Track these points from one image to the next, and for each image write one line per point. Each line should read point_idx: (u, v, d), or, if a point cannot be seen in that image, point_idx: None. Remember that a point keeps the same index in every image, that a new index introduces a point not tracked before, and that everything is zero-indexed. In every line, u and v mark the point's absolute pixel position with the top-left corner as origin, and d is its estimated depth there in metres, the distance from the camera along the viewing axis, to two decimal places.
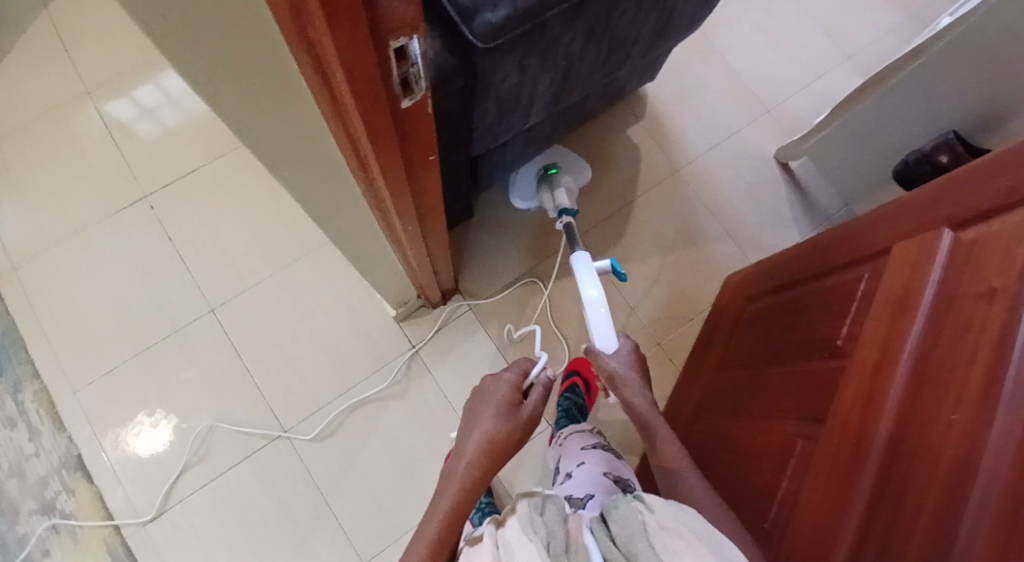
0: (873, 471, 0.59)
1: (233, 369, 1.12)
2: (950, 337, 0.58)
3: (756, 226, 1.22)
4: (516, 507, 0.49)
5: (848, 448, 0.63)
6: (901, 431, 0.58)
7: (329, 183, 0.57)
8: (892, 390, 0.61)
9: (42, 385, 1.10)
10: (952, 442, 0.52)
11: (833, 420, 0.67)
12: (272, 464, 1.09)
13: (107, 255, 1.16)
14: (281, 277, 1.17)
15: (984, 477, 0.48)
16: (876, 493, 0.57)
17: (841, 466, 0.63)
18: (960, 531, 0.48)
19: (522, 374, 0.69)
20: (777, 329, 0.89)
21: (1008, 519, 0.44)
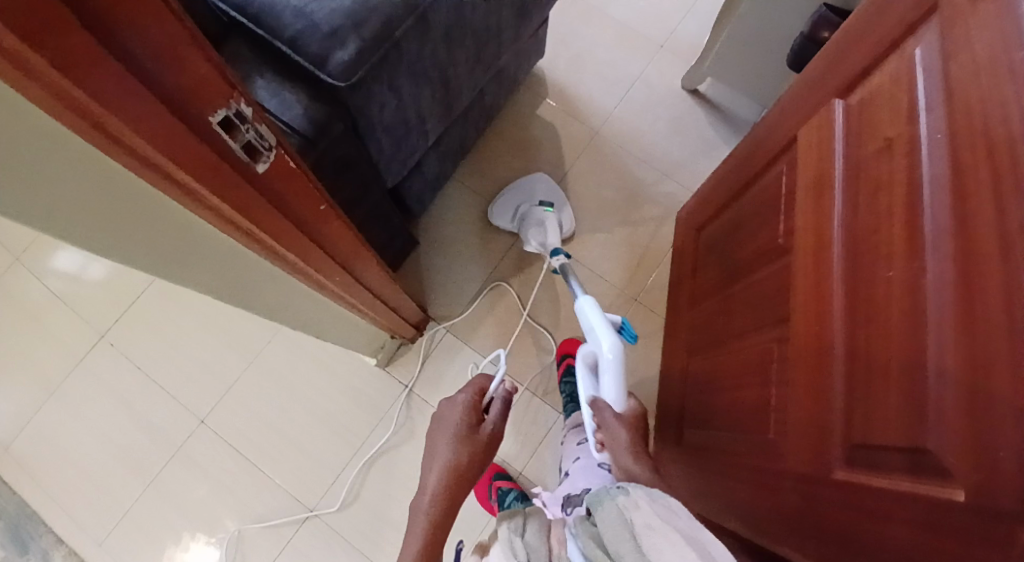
0: (839, 352, 0.58)
1: (242, 469, 1.12)
2: (869, 200, 0.58)
3: (688, 158, 1.23)
4: (503, 531, 0.64)
5: (813, 338, 0.63)
6: (853, 304, 0.57)
7: (233, 268, 0.57)
8: (835, 269, 0.61)
9: (67, 547, 1.10)
10: (896, 299, 0.52)
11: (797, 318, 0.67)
12: (311, 545, 1.09)
13: (89, 404, 1.16)
14: (259, 367, 1.17)
15: (932, 321, 0.48)
16: (848, 372, 0.57)
17: (809, 358, 0.62)
18: (927, 380, 0.47)
19: (477, 393, 0.75)
20: (729, 248, 0.89)
21: (964, 355, 0.44)
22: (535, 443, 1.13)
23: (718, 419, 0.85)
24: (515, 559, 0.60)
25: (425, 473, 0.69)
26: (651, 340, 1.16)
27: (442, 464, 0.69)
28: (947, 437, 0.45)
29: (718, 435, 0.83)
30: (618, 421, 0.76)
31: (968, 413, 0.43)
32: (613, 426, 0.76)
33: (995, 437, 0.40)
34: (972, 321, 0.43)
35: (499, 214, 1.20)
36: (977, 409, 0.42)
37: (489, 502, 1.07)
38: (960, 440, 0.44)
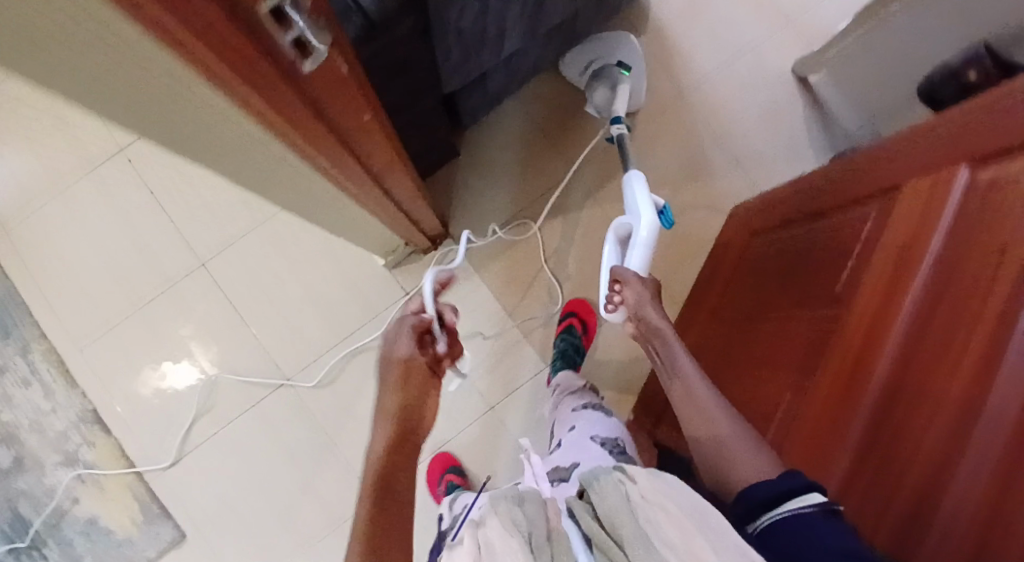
0: (854, 440, 0.55)
1: (229, 319, 1.13)
2: (955, 308, 0.51)
3: (772, 152, 1.10)
4: (495, 507, 0.53)
5: (826, 434, 0.59)
6: (882, 427, 0.53)
7: (254, 163, 0.51)
8: (877, 370, 0.56)
9: (49, 345, 1.13)
10: (938, 423, 0.48)
11: (815, 392, 0.63)
12: (278, 412, 1.12)
13: (93, 214, 1.15)
14: (265, 230, 1.13)
15: (965, 467, 0.45)
16: (857, 460, 0.55)
17: (807, 456, 0.60)
18: (938, 514, 0.46)
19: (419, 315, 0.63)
20: (777, 275, 0.82)
21: (987, 518, 0.43)
22: (510, 386, 1.13)
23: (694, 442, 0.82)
24: (512, 529, 0.50)
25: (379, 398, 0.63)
26: None
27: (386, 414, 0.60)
28: None
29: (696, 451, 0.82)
30: (642, 282, 0.74)
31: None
32: (631, 284, 0.74)
33: None
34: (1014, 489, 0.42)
35: (569, 65, 1.08)
36: None
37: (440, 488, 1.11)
38: None
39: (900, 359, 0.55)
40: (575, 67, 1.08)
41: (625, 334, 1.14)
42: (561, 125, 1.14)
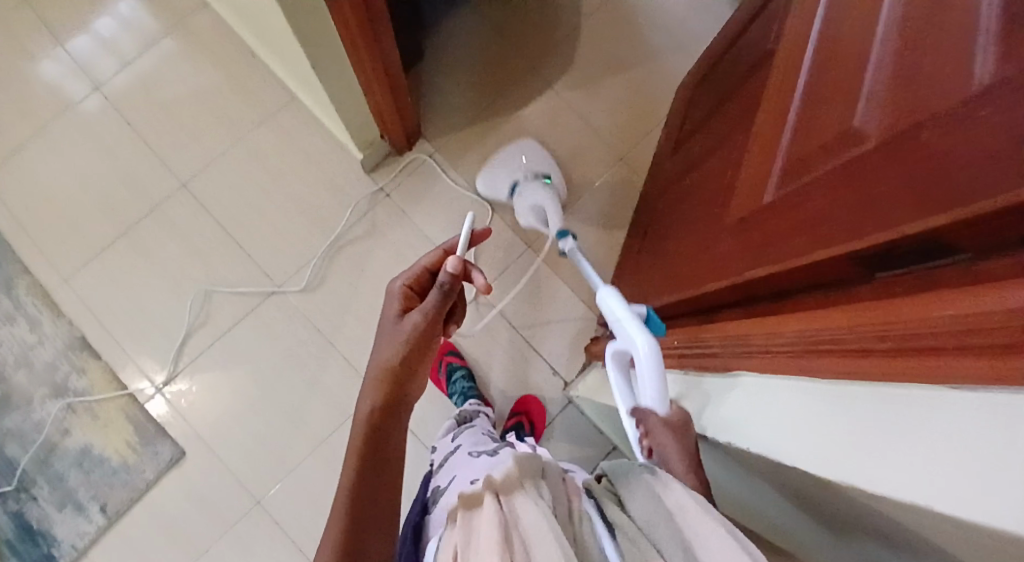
0: (799, 102, 0.60)
1: (217, 234, 1.16)
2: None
3: (698, 34, 1.26)
4: (523, 471, 0.53)
5: (773, 129, 0.64)
6: (811, 86, 0.58)
7: None
8: (807, 54, 0.62)
9: (32, 278, 1.13)
10: (858, 36, 0.52)
11: (765, 106, 0.68)
12: (274, 318, 1.15)
13: (73, 152, 1.18)
14: (245, 147, 1.19)
15: (880, 44, 0.47)
16: (801, 115, 0.58)
17: (766, 150, 0.63)
18: (869, 87, 0.47)
19: (451, 273, 0.66)
20: (721, 81, 0.93)
21: (902, 52, 0.44)
22: (498, 269, 1.19)
23: (673, 233, 0.87)
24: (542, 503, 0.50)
25: (385, 339, 0.67)
26: (630, 195, 1.21)
27: (397, 345, 0.65)
28: (877, 110, 0.45)
29: (670, 244, 0.86)
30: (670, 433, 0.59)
31: (896, 93, 0.43)
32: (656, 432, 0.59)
33: (921, 91, 0.40)
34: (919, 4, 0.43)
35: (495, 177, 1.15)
36: (907, 84, 0.42)
37: (439, 376, 1.14)
38: (884, 117, 0.44)
39: (822, 32, 0.60)
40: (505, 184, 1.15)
41: (597, 208, 1.20)
42: (512, 30, 1.25)
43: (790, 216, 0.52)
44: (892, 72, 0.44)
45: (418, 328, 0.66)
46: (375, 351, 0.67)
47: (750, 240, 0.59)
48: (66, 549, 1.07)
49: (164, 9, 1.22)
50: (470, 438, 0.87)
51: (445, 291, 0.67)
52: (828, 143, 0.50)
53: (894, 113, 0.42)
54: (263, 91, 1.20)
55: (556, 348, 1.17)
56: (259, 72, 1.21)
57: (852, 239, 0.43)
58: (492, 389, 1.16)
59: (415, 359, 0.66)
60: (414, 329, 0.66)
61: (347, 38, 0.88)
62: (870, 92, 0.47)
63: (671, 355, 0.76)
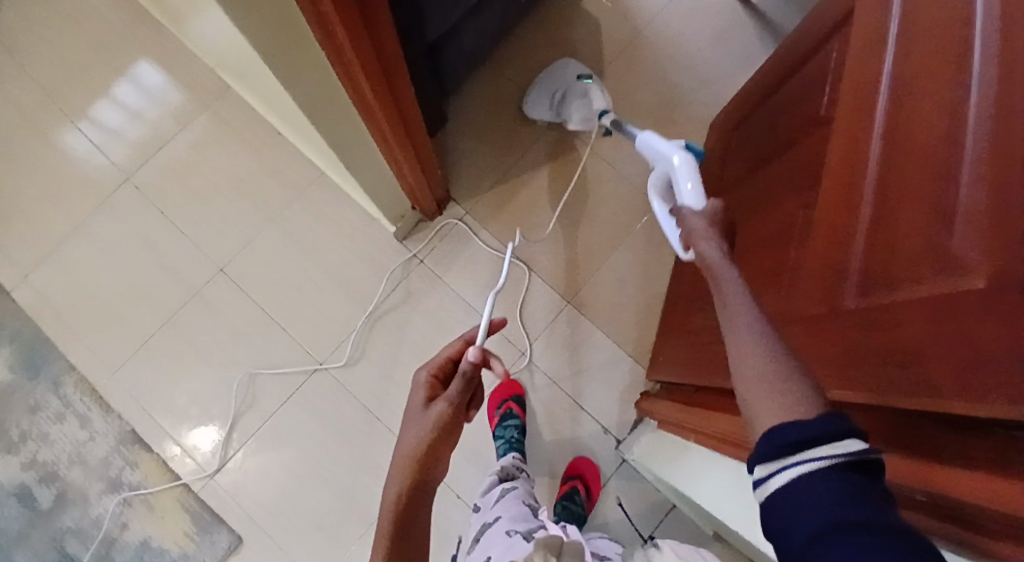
0: (870, 197, 0.56)
1: (256, 316, 1.16)
2: (897, 58, 0.58)
3: (725, 70, 1.23)
4: None
5: (840, 217, 0.60)
6: (884, 180, 0.55)
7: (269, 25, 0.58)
8: (872, 139, 0.58)
9: (80, 375, 1.14)
10: (933, 138, 0.48)
11: (825, 187, 0.65)
12: (320, 396, 1.15)
13: (109, 243, 1.19)
14: (277, 225, 1.19)
15: (965, 155, 0.44)
16: (875, 214, 0.55)
17: (834, 241, 0.60)
18: (957, 202, 0.44)
19: (472, 362, 0.62)
20: (763, 136, 0.89)
21: (993, 172, 0.40)
22: (540, 329, 1.17)
23: None
24: None
25: (406, 429, 0.64)
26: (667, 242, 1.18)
27: (421, 434, 0.63)
28: (972, 237, 0.42)
29: None
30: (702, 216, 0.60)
31: (994, 222, 0.40)
32: (693, 222, 0.61)
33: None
34: (1008, 117, 0.40)
35: (537, 102, 1.19)
36: (1004, 214, 0.38)
37: (495, 412, 1.13)
38: (988, 248, 0.40)
39: (887, 119, 0.57)
40: (545, 101, 1.19)
41: (634, 259, 1.18)
42: (535, 81, 1.23)
43: (884, 338, 0.49)
44: (985, 197, 0.41)
45: (441, 419, 0.63)
46: (402, 438, 0.65)
47: (833, 346, 0.56)
48: None
49: (187, 94, 1.23)
50: (501, 528, 0.79)
51: (464, 381, 0.63)
52: (920, 262, 0.47)
53: (999, 252, 0.39)
54: (291, 168, 1.20)
55: (605, 406, 1.14)
56: (286, 149, 1.21)
57: (961, 397, 0.39)
58: (542, 452, 1.13)
59: (438, 450, 0.63)
60: (435, 422, 0.63)
61: (379, 132, 0.88)
62: (962, 212, 0.43)
63: None
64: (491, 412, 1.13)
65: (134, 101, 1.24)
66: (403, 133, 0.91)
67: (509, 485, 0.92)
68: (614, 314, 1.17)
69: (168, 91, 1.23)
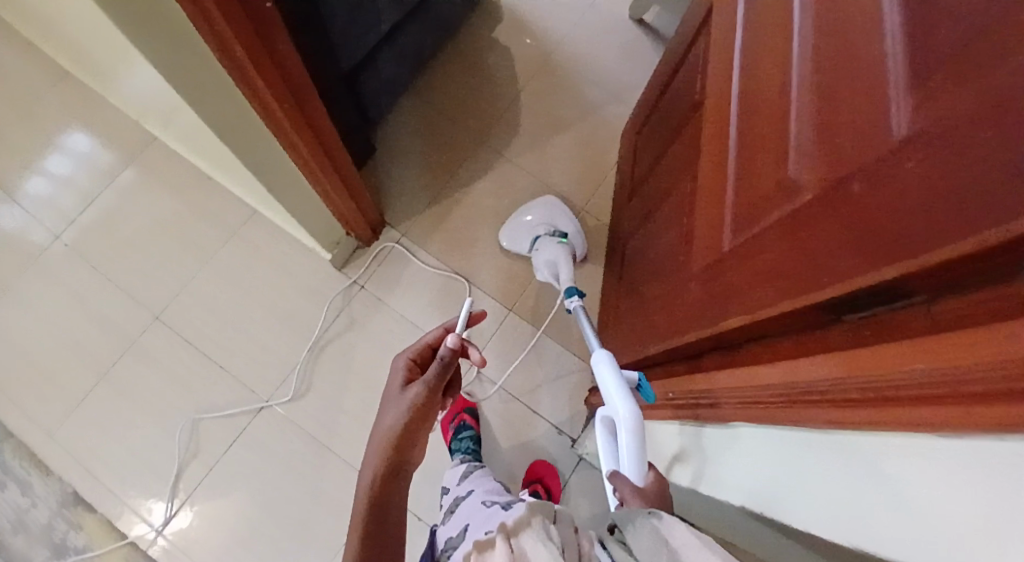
0: (733, 151, 0.62)
1: (197, 360, 1.15)
2: (744, 28, 0.65)
3: (631, 81, 1.31)
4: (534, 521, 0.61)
5: (717, 177, 0.65)
6: (742, 134, 0.60)
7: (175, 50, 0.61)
8: (731, 103, 0.64)
9: (17, 440, 1.10)
10: (773, 85, 0.54)
11: (703, 153, 0.71)
12: (267, 435, 1.12)
13: (40, 304, 1.17)
14: (213, 268, 1.19)
15: (795, 92, 0.50)
16: (738, 164, 0.60)
17: (714, 199, 0.65)
18: (791, 132, 0.49)
19: (450, 347, 0.65)
20: (660, 126, 0.96)
21: (817, 98, 0.46)
22: (484, 339, 1.19)
23: (645, 284, 0.88)
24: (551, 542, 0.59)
25: (381, 416, 0.65)
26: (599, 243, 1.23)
27: (397, 415, 0.64)
28: (803, 157, 0.47)
29: (644, 294, 0.87)
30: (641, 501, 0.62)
31: (819, 139, 0.45)
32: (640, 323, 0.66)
33: (844, 138, 0.41)
34: (825, 53, 0.46)
35: (511, 241, 1.20)
36: (827, 130, 0.44)
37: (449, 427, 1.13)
38: (815, 162, 0.45)
39: (742, 81, 0.63)
40: (523, 244, 1.19)
41: None
42: (456, 107, 1.29)
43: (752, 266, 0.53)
44: (812, 121, 0.46)
45: (417, 400, 0.64)
46: (378, 423, 0.65)
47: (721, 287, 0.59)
48: None
49: (114, 151, 1.25)
50: (477, 499, 0.83)
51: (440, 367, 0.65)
52: (770, 195, 0.52)
53: (826, 161, 0.43)
54: (223, 212, 1.22)
55: (556, 408, 1.16)
56: (217, 193, 1.23)
57: (812, 292, 0.43)
58: (497, 461, 1.13)
59: (415, 432, 0.64)
60: (412, 405, 0.64)
61: (300, 160, 0.91)
62: (798, 137, 0.48)
63: (667, 407, 0.75)
64: (446, 425, 1.14)
65: (60, 163, 1.25)
66: (325, 156, 0.95)
67: (478, 467, 0.96)
68: (555, 318, 1.20)
69: (94, 150, 1.25)
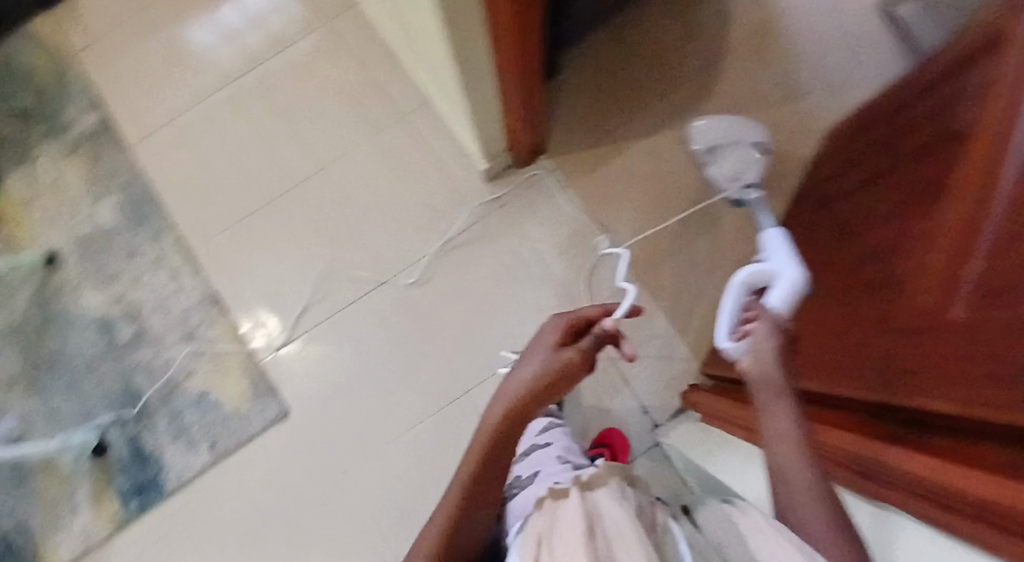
0: (998, 211, 0.54)
1: (340, 219, 1.23)
2: None
3: (850, 78, 1.20)
4: (610, 484, 0.59)
5: (963, 241, 0.59)
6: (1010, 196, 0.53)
7: None
8: (1008, 155, 0.56)
9: (179, 235, 1.24)
10: None
11: (959, 201, 0.63)
12: (382, 307, 1.21)
13: (224, 123, 1.28)
14: (378, 139, 1.25)
15: None
16: (999, 229, 0.53)
17: (961, 258, 0.59)
18: None
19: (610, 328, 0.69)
20: (883, 152, 0.88)
21: None
22: None
23: (835, 312, 0.84)
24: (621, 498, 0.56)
25: (521, 370, 0.68)
26: (753, 238, 1.17)
27: (541, 370, 0.66)
28: None
29: (832, 322, 0.83)
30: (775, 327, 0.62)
31: None
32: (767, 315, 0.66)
33: None
34: None
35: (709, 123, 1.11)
36: None
37: None
38: None
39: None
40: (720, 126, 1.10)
41: (715, 249, 1.18)
42: (653, 54, 1.25)
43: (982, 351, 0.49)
44: None
45: (567, 363, 0.66)
46: (515, 374, 0.68)
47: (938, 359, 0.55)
48: (175, 479, 1.17)
49: (325, 6, 1.33)
50: (552, 453, 0.92)
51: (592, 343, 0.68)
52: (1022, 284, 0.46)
53: None
54: (401, 90, 1.26)
55: (647, 382, 1.17)
56: (399, 70, 1.27)
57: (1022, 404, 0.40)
58: (573, 409, 1.18)
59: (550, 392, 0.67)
60: (559, 365, 0.66)
61: (502, 60, 0.90)
62: None
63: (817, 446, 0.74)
64: None
65: (273, 6, 1.34)
66: (520, 63, 0.93)
67: (553, 421, 1.04)
68: (680, 298, 1.17)
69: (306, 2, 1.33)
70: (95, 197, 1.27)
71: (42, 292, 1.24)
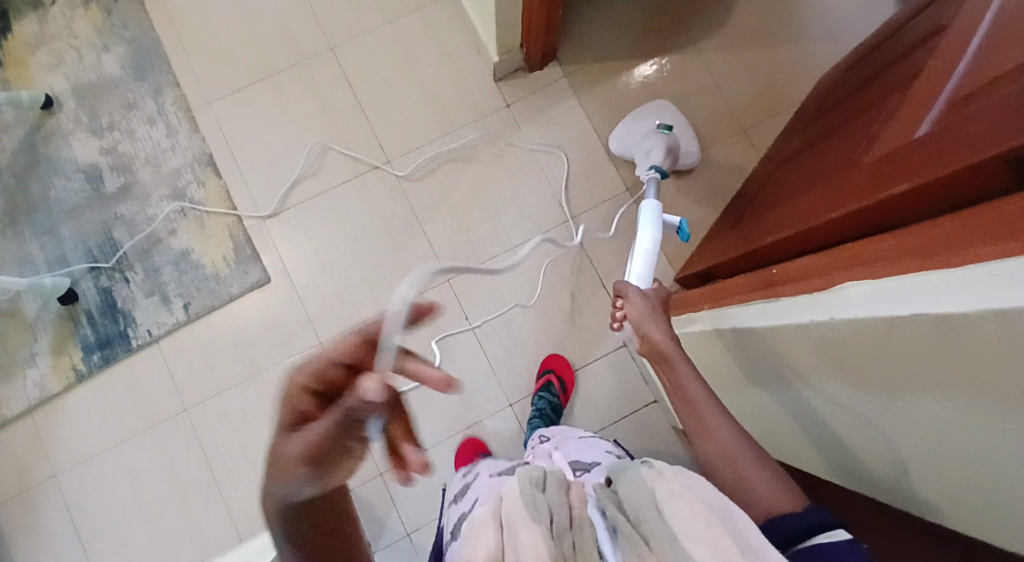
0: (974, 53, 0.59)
1: (347, 99, 1.24)
2: None
3: (852, 28, 1.26)
4: (516, 484, 0.54)
5: (931, 89, 0.64)
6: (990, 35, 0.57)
7: None
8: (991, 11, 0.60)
9: (180, 94, 1.23)
10: None
11: (931, 66, 0.68)
12: (376, 188, 1.21)
13: None
14: (394, 28, 1.26)
15: None
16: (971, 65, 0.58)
17: (917, 108, 0.65)
18: None
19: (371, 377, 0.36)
20: (871, 63, 0.92)
21: None
22: (593, 203, 1.22)
23: (789, 189, 0.88)
24: (535, 510, 0.51)
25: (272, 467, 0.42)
26: (743, 165, 1.22)
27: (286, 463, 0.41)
28: None
29: (782, 199, 0.88)
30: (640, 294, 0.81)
31: None
32: (635, 299, 0.81)
33: None
34: None
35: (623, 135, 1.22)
36: None
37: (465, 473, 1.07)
38: None
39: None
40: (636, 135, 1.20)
41: (708, 171, 1.22)
42: None
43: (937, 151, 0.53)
44: None
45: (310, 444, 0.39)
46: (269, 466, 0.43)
47: (880, 181, 0.60)
48: (141, 333, 1.14)
49: None
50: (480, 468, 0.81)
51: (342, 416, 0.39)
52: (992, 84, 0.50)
53: None
54: None
55: None
56: None
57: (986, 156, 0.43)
58: (557, 307, 1.18)
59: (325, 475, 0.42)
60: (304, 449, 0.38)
61: None
62: None
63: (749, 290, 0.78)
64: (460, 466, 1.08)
65: None
66: None
67: None
68: (669, 213, 1.21)
69: None
70: (102, 48, 1.24)
71: (34, 134, 1.21)
